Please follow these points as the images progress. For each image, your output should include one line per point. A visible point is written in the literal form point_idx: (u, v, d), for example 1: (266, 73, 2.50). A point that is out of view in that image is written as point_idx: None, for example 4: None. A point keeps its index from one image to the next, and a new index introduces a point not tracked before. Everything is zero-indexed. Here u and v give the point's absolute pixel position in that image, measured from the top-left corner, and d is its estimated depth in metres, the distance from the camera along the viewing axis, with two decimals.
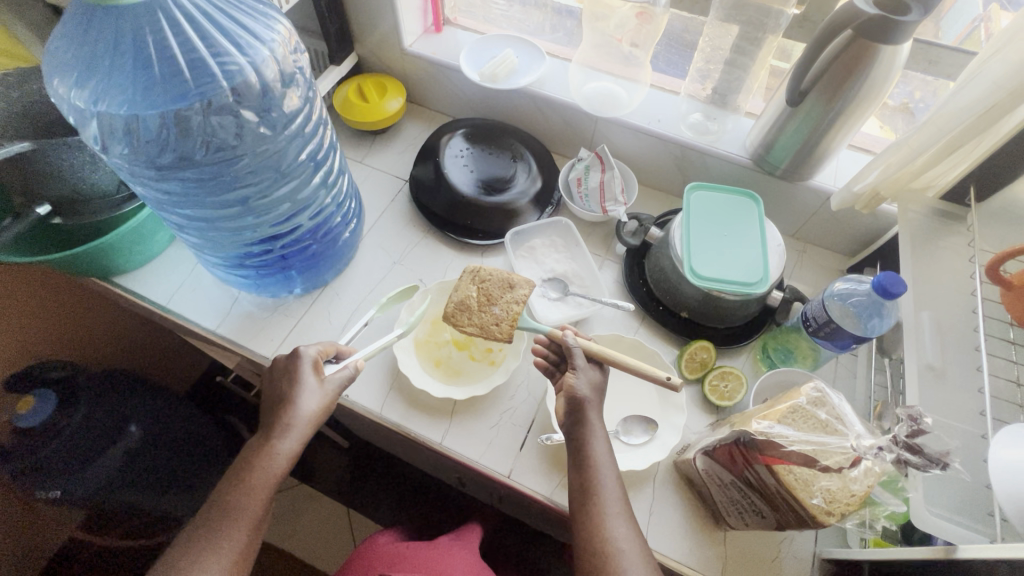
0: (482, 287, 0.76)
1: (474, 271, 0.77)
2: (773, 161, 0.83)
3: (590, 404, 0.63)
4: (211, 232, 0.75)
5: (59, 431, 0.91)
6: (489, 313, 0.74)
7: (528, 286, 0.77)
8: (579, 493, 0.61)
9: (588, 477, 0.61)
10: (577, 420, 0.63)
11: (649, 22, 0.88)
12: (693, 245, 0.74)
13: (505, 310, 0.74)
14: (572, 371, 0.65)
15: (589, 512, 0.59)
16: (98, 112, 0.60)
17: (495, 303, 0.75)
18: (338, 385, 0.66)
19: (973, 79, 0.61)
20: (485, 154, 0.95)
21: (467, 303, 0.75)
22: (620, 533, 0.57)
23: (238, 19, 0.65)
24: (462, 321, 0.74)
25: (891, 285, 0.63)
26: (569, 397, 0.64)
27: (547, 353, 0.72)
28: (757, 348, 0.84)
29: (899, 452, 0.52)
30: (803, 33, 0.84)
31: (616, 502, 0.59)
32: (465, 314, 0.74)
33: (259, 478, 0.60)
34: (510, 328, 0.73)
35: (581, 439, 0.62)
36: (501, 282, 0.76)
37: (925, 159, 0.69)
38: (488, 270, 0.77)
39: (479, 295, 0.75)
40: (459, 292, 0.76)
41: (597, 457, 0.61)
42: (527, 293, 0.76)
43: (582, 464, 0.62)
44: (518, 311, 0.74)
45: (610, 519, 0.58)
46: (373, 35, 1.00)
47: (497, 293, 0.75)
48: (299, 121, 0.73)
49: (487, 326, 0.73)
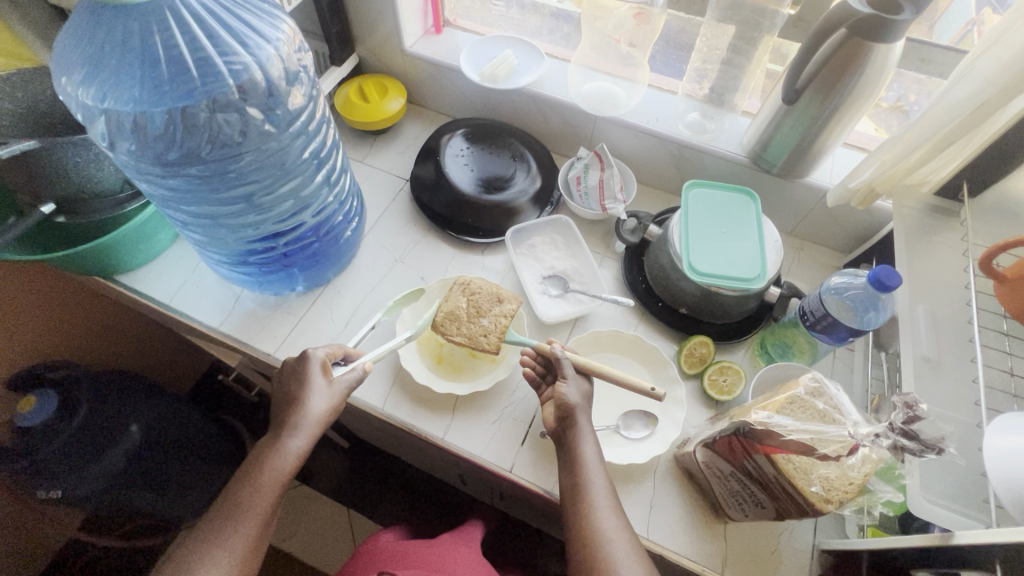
0: (472, 299, 0.77)
1: (463, 283, 0.79)
2: (769, 159, 0.85)
3: (579, 410, 0.65)
4: (215, 229, 0.76)
5: (58, 433, 0.91)
6: (477, 325, 0.75)
7: (516, 301, 0.78)
8: (570, 491, 0.61)
9: (579, 475, 0.61)
10: (566, 425, 0.65)
11: (647, 22, 0.90)
12: (691, 240, 0.75)
13: (494, 323, 0.75)
14: (562, 381, 0.66)
15: (580, 509, 0.59)
16: (106, 109, 0.61)
17: (483, 315, 0.76)
18: (347, 386, 0.67)
19: (964, 77, 0.63)
20: (485, 154, 0.96)
21: (456, 313, 0.76)
22: (609, 525, 0.58)
23: (244, 19, 0.66)
24: (450, 331, 0.75)
25: (886, 277, 0.64)
26: (560, 404, 0.65)
27: (534, 364, 0.72)
28: (756, 343, 0.85)
29: (896, 438, 0.52)
30: (798, 34, 0.85)
31: (604, 496, 0.60)
32: (453, 323, 0.75)
33: (268, 477, 0.60)
34: (498, 341, 0.74)
35: (577, 437, 0.63)
36: (490, 295, 0.78)
37: (918, 156, 0.70)
38: (477, 283, 0.79)
39: (468, 306, 0.76)
40: (449, 301, 0.77)
41: (588, 456, 0.62)
42: (515, 308, 0.77)
43: (573, 463, 0.62)
44: (505, 325, 0.75)
45: (605, 515, 0.59)
46: (373, 37, 1.01)
47: (486, 305, 0.77)
48: (303, 119, 0.74)
49: (475, 336, 0.74)
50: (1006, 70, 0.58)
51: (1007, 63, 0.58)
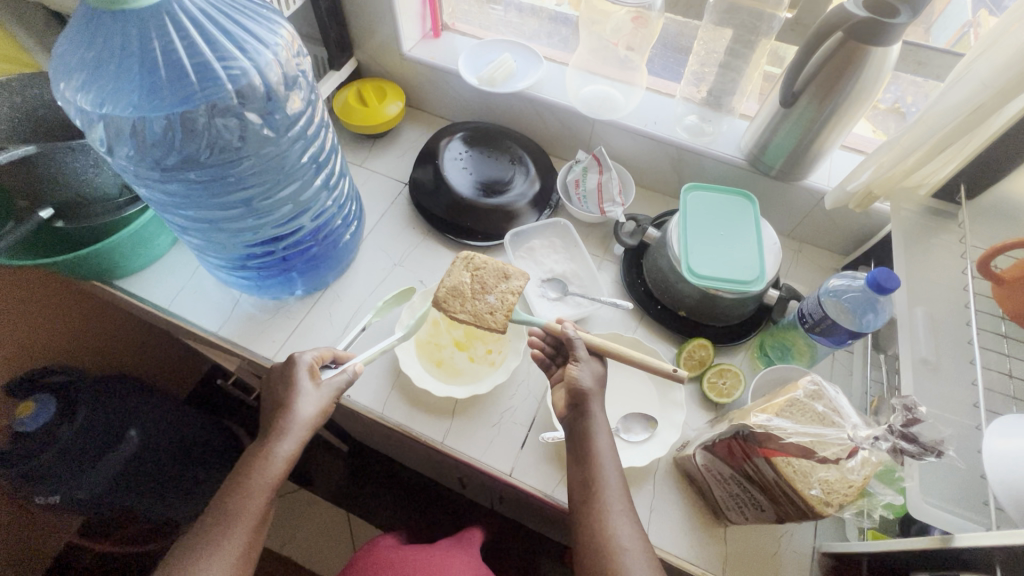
0: (476, 274, 0.74)
1: (467, 258, 0.75)
2: (767, 161, 0.85)
3: (592, 397, 0.63)
4: (213, 234, 0.76)
5: (56, 439, 0.90)
6: (483, 302, 0.72)
7: (523, 277, 0.75)
8: (581, 489, 0.60)
9: (590, 473, 0.60)
10: (579, 413, 0.64)
11: (645, 26, 0.90)
12: (690, 243, 0.76)
13: (500, 300, 0.72)
14: (573, 364, 0.65)
15: (592, 507, 0.59)
16: (105, 115, 0.61)
17: (490, 292, 0.72)
18: (336, 388, 0.67)
19: (962, 78, 0.63)
20: (484, 157, 0.96)
21: (460, 289, 0.73)
22: (624, 531, 0.57)
23: (242, 23, 0.66)
24: (455, 307, 0.72)
25: (885, 281, 0.64)
26: (572, 390, 0.63)
27: (543, 346, 0.72)
28: (755, 346, 0.86)
29: (895, 441, 0.52)
30: (796, 36, 0.86)
31: (619, 499, 0.59)
32: (458, 300, 0.72)
33: (256, 482, 0.60)
34: (505, 318, 0.71)
35: (585, 433, 0.62)
36: (496, 271, 0.74)
37: (916, 158, 0.70)
38: (483, 259, 0.75)
39: (473, 282, 0.73)
40: (452, 277, 0.74)
41: (602, 453, 0.61)
42: (522, 285, 0.74)
43: (585, 458, 0.61)
44: (513, 303, 0.71)
45: (615, 515, 0.57)
46: (372, 41, 1.01)
47: (491, 282, 0.73)
48: (302, 124, 0.74)
49: (480, 313, 0.71)
50: (1002, 73, 0.58)
51: (1004, 66, 0.58)
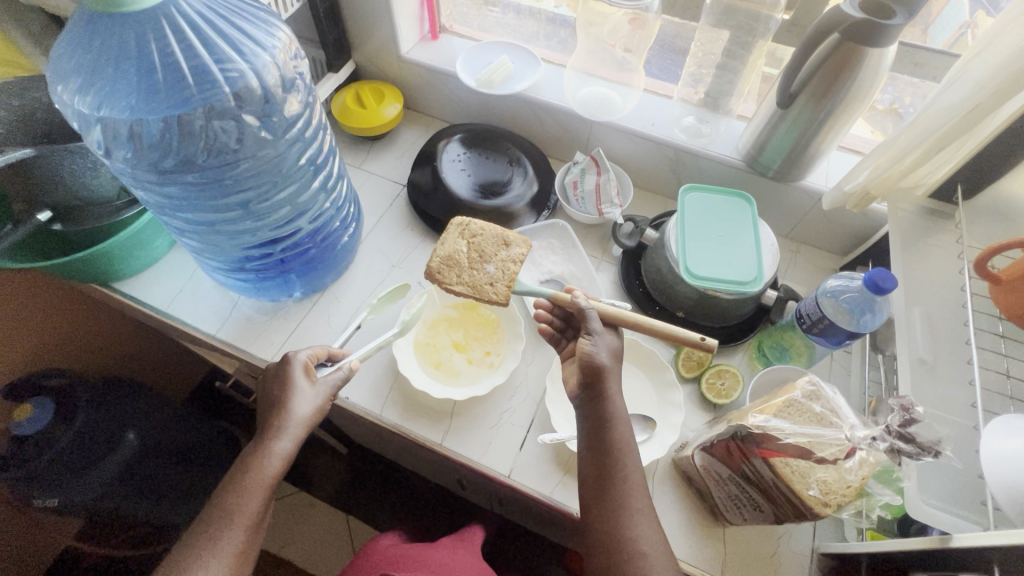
0: (473, 242, 0.73)
1: (462, 225, 0.75)
2: (764, 163, 0.85)
3: (609, 373, 0.61)
4: (211, 236, 0.76)
5: (52, 443, 0.90)
6: (483, 272, 0.71)
7: (523, 244, 0.74)
8: (595, 481, 0.58)
9: (605, 465, 0.58)
10: (595, 392, 0.61)
11: (642, 28, 0.91)
12: (688, 242, 0.76)
13: (501, 270, 0.71)
14: (587, 337, 0.63)
15: (608, 506, 0.56)
16: (102, 118, 0.61)
17: (489, 261, 0.72)
18: (332, 386, 0.67)
19: (956, 80, 0.63)
20: (483, 159, 0.97)
21: (455, 259, 0.72)
22: (640, 534, 0.54)
23: (239, 26, 0.66)
24: (450, 278, 0.71)
25: (882, 281, 0.64)
26: (588, 364, 0.61)
27: (552, 320, 0.72)
28: (753, 347, 0.86)
29: (892, 441, 0.53)
30: (792, 38, 0.87)
31: (638, 498, 0.56)
32: (453, 270, 0.71)
33: (253, 480, 0.59)
34: (506, 290, 0.70)
35: (597, 424, 0.60)
36: (495, 239, 0.74)
37: (912, 159, 0.70)
38: (479, 226, 0.75)
39: (470, 250, 0.73)
40: (447, 246, 0.73)
41: (622, 444, 0.58)
42: (523, 252, 0.74)
43: (604, 451, 0.58)
44: (515, 271, 0.71)
45: (633, 516, 0.55)
46: (370, 43, 1.01)
47: (491, 250, 0.73)
48: (300, 125, 0.74)
49: (480, 285, 0.70)
50: (996, 75, 0.58)
51: (1001, 65, 0.58)
